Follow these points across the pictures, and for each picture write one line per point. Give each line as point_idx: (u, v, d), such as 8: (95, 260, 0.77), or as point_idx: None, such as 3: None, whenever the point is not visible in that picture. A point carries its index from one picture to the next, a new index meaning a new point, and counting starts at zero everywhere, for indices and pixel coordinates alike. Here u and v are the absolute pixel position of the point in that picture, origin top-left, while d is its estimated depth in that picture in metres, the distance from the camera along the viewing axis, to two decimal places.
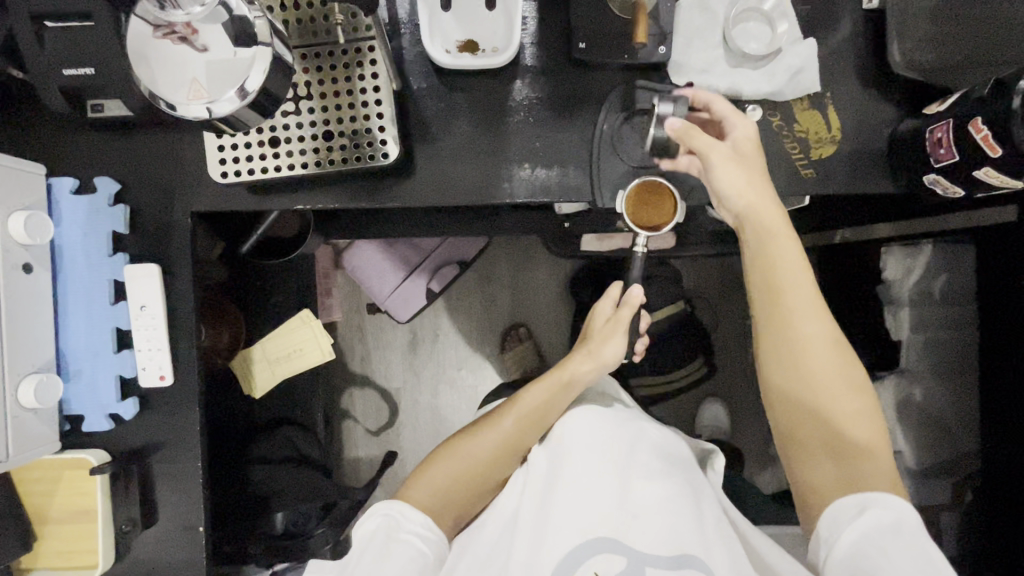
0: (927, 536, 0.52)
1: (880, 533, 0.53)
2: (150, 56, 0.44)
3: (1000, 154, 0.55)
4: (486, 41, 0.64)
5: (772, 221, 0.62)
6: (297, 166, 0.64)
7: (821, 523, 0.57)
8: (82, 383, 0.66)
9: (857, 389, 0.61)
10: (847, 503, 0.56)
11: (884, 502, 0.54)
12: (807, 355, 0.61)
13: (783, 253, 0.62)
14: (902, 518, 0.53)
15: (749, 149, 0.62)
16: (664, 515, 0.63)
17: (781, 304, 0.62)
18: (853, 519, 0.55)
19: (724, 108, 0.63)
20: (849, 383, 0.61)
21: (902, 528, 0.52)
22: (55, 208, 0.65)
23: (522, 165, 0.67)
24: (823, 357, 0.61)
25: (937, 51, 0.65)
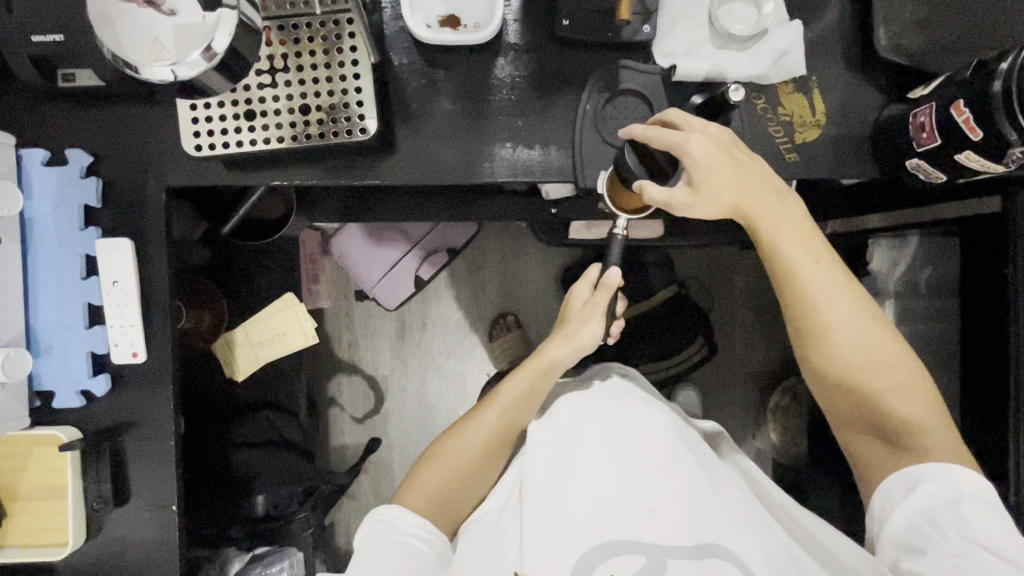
0: (986, 505, 0.55)
1: (934, 508, 0.56)
2: (112, 14, 0.43)
3: (980, 136, 0.54)
4: (468, 16, 0.63)
5: (773, 214, 0.60)
6: (273, 140, 0.63)
7: (876, 499, 0.61)
8: (53, 359, 0.65)
9: (906, 364, 0.60)
10: (899, 480, 0.59)
11: (937, 477, 0.57)
12: (833, 340, 0.60)
13: (790, 246, 0.60)
14: (957, 491, 0.55)
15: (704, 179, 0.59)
16: (679, 501, 0.62)
17: (798, 302, 0.60)
18: (907, 495, 0.58)
19: (667, 138, 0.58)
20: (897, 362, 0.60)
21: (958, 505, 0.55)
22: (25, 180, 0.63)
23: (504, 144, 0.67)
24: (866, 344, 0.60)
25: (923, 36, 0.64)
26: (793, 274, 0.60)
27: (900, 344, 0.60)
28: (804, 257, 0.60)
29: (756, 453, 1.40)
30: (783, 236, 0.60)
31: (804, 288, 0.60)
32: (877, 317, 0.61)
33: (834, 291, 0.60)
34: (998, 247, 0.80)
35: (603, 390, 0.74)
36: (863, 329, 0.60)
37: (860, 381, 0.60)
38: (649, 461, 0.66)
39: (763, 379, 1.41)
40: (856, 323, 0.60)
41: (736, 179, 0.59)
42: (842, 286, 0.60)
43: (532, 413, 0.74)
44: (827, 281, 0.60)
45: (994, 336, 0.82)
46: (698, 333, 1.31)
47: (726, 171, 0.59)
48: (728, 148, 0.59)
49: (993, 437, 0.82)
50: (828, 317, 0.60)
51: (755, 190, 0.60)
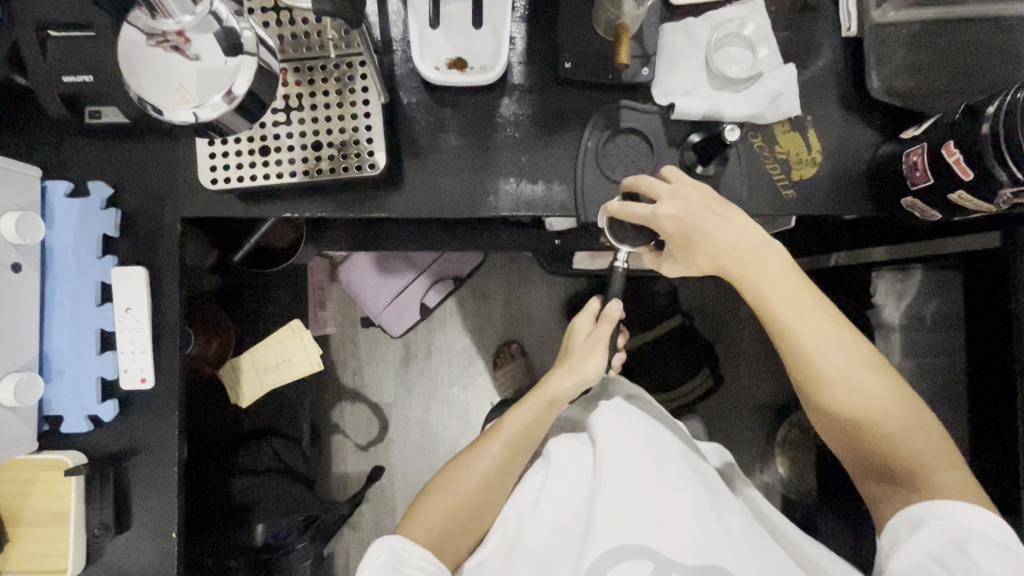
0: (1001, 551, 0.52)
1: (941, 549, 0.53)
2: (138, 61, 0.45)
3: (971, 176, 0.55)
4: (475, 58, 0.65)
5: (759, 263, 0.59)
6: (285, 175, 0.65)
7: (885, 539, 0.59)
8: (64, 385, 0.66)
9: (906, 407, 0.58)
10: (907, 519, 0.57)
11: (942, 516, 0.55)
12: (838, 392, 0.58)
13: (780, 287, 0.59)
14: (966, 533, 0.53)
15: (683, 245, 0.60)
16: (688, 516, 0.66)
17: (799, 352, 0.58)
18: (912, 535, 0.56)
19: (644, 211, 0.60)
20: (895, 409, 0.58)
21: (964, 543, 0.52)
22: (48, 210, 0.66)
23: (508, 179, 0.69)
24: (861, 394, 0.58)
25: (914, 79, 0.66)
26: (785, 327, 0.58)
27: (899, 387, 0.58)
28: (798, 298, 0.59)
29: (764, 488, 1.38)
30: (772, 276, 0.59)
31: (798, 342, 0.58)
32: (873, 360, 0.58)
33: (830, 342, 0.58)
34: (999, 282, 0.80)
35: (612, 406, 0.77)
36: (857, 380, 0.57)
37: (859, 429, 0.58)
38: (657, 473, 0.69)
39: (769, 412, 1.40)
40: (850, 375, 0.58)
41: (711, 240, 0.59)
42: (835, 335, 0.58)
43: (533, 447, 0.74)
44: (819, 330, 0.58)
45: (999, 371, 0.81)
46: (703, 366, 1.31)
47: (706, 229, 0.59)
48: (712, 203, 0.60)
49: (1004, 476, 0.80)
50: (825, 368, 0.58)
51: (737, 248, 0.59)
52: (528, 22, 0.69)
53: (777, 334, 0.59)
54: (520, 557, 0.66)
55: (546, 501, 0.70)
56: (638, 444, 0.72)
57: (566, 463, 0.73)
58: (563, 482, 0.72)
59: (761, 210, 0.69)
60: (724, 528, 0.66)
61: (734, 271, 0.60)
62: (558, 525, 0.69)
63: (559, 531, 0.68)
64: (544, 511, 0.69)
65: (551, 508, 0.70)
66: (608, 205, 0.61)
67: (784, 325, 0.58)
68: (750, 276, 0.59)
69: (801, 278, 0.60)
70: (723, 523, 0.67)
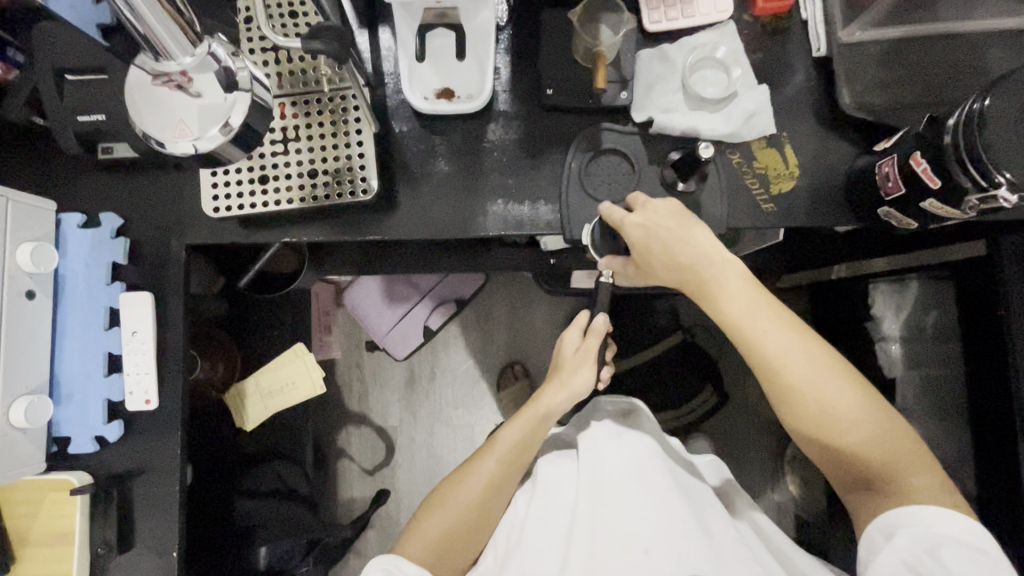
0: (971, 553, 0.53)
1: (916, 557, 0.54)
2: (143, 100, 0.49)
3: (939, 184, 0.56)
4: (462, 88, 0.69)
5: (725, 284, 0.62)
6: (283, 201, 0.69)
7: (861, 548, 0.59)
8: (72, 407, 0.68)
9: (874, 411, 0.58)
10: (881, 527, 0.57)
11: (915, 523, 0.55)
12: (807, 401, 0.59)
13: (743, 304, 0.61)
14: (938, 540, 0.54)
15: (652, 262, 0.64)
16: (675, 540, 0.67)
17: (765, 362, 0.60)
18: (887, 543, 0.56)
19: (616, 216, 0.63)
20: (863, 414, 0.58)
21: (937, 550, 0.53)
22: (61, 241, 0.69)
23: (495, 200, 0.72)
24: (828, 400, 0.58)
25: (885, 95, 0.69)
26: (748, 339, 0.60)
27: (867, 397, 0.58)
28: (763, 314, 0.60)
29: (776, 508, 1.35)
30: (735, 295, 0.61)
31: (763, 352, 0.60)
32: (838, 367, 0.59)
33: (794, 351, 0.59)
34: (987, 289, 0.81)
35: (603, 428, 0.79)
36: (823, 387, 0.58)
37: (830, 436, 0.59)
38: (645, 496, 0.70)
39: (777, 430, 1.38)
40: (817, 383, 0.58)
41: (670, 259, 0.62)
42: (800, 344, 0.60)
43: (528, 460, 0.74)
44: (785, 342, 0.60)
45: (996, 380, 0.81)
46: (707, 383, 1.30)
47: (670, 243, 0.62)
48: (680, 216, 0.63)
49: (1009, 488, 0.79)
50: (792, 377, 0.59)
51: (692, 265, 0.62)
52: (512, 53, 0.73)
53: (743, 345, 0.61)
54: (511, 570, 0.67)
55: (534, 519, 0.71)
56: (626, 467, 0.74)
57: (556, 484, 0.75)
58: (552, 497, 0.74)
59: (742, 223, 0.71)
60: (714, 542, 0.68)
61: (695, 288, 0.63)
62: (546, 541, 0.70)
63: (547, 547, 0.70)
64: (535, 533, 0.70)
65: (540, 522, 0.72)
66: (603, 205, 0.64)
67: (747, 335, 0.61)
68: (712, 291, 0.62)
69: (764, 293, 0.62)
70: (712, 536, 0.69)
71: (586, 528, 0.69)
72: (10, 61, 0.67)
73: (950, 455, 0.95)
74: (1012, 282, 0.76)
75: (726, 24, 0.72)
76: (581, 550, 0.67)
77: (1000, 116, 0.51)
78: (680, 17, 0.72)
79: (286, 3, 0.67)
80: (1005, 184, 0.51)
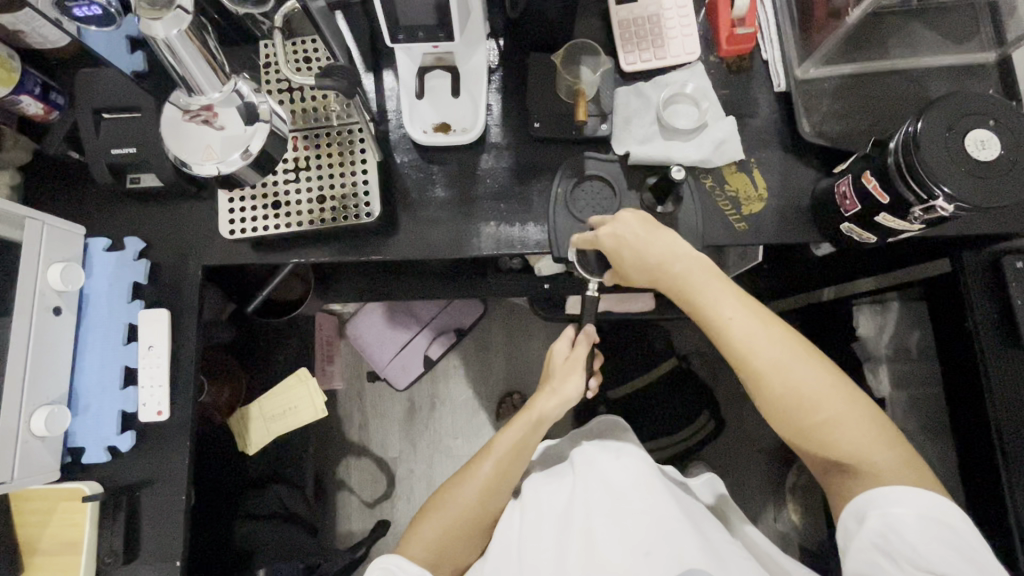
0: (936, 525, 0.55)
1: (887, 538, 0.56)
2: (177, 130, 0.57)
3: (887, 199, 0.63)
4: (457, 122, 0.76)
5: (698, 281, 0.66)
6: (293, 224, 0.75)
7: (839, 533, 0.61)
8: (88, 418, 0.72)
9: (839, 393, 0.62)
10: (852, 514, 0.60)
11: (883, 506, 0.58)
12: (775, 385, 0.63)
13: (712, 296, 0.66)
14: (904, 519, 0.56)
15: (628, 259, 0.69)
16: (672, 541, 0.66)
17: (734, 348, 0.64)
18: (859, 529, 0.59)
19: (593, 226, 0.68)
20: (827, 395, 0.62)
21: (904, 531, 0.56)
22: (88, 263, 0.75)
23: (489, 222, 0.78)
24: (794, 382, 0.62)
25: (841, 124, 0.76)
26: (719, 327, 0.65)
27: (832, 380, 0.62)
28: (730, 304, 0.65)
29: (778, 538, 1.33)
30: (704, 287, 0.66)
31: (731, 339, 0.65)
32: (803, 352, 0.64)
33: (762, 338, 0.64)
34: (954, 304, 0.85)
35: (601, 448, 0.81)
36: (790, 371, 0.62)
37: (799, 416, 0.62)
38: (641, 501, 0.72)
39: (775, 457, 1.39)
40: (784, 367, 0.63)
41: (642, 256, 0.68)
42: (768, 333, 0.64)
43: (523, 465, 0.77)
44: (751, 328, 0.64)
45: (970, 392, 0.84)
46: (702, 409, 1.29)
47: (641, 243, 0.67)
48: (648, 223, 0.68)
49: (992, 499, 0.81)
50: (757, 361, 0.63)
51: (662, 262, 0.67)
52: (503, 91, 0.81)
53: (715, 333, 0.66)
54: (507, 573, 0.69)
55: (529, 528, 0.73)
56: (623, 476, 0.76)
57: (551, 494, 0.77)
58: (545, 506, 0.76)
59: (716, 242, 0.76)
60: (712, 546, 0.68)
61: (669, 283, 0.68)
62: (542, 547, 0.71)
63: (544, 553, 0.70)
64: (531, 540, 0.71)
65: (535, 529, 0.73)
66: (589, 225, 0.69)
67: (716, 325, 0.65)
68: (684, 286, 0.67)
69: (732, 286, 0.66)
70: (707, 539, 0.69)
71: (581, 532, 0.69)
72: (52, 103, 0.76)
73: (938, 471, 0.97)
74: (974, 294, 0.80)
75: (694, 65, 0.80)
76: (577, 551, 0.68)
77: (930, 138, 0.57)
78: (653, 59, 0.80)
79: (302, 49, 0.75)
80: (943, 197, 0.57)
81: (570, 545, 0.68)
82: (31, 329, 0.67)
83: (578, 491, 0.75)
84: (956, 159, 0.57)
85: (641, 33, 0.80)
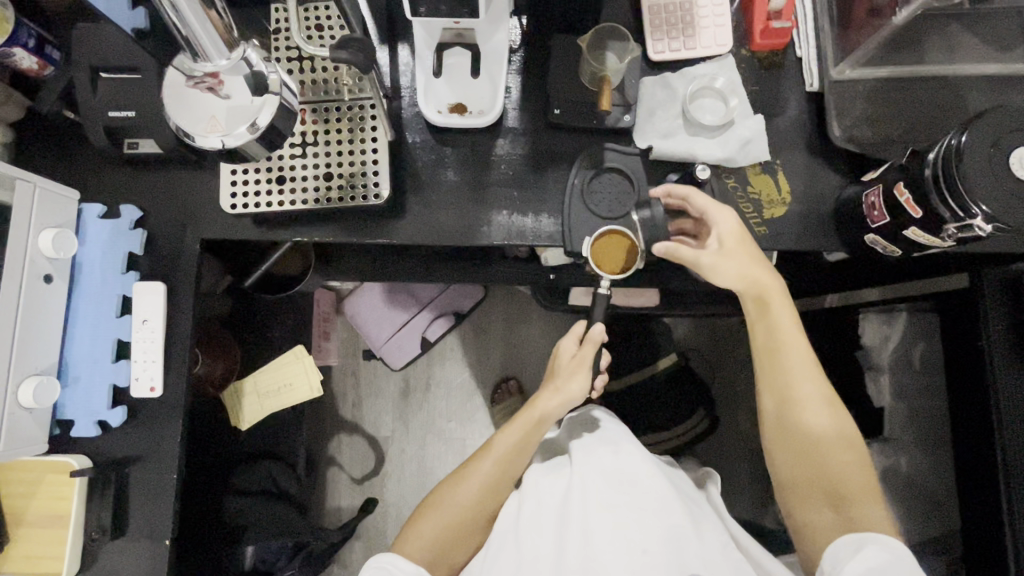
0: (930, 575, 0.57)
1: (883, 562, 0.57)
2: (180, 98, 0.53)
3: (920, 214, 0.60)
4: (473, 104, 0.73)
5: (778, 301, 0.71)
6: (298, 202, 0.72)
7: (828, 561, 0.62)
8: (78, 390, 0.70)
9: (851, 447, 0.67)
10: (849, 542, 0.61)
11: (883, 542, 0.60)
12: (798, 415, 0.68)
13: (784, 317, 0.71)
14: (902, 554, 0.58)
15: (731, 243, 0.70)
16: (669, 543, 0.66)
17: (785, 371, 0.70)
18: (856, 552, 0.59)
19: (700, 204, 0.71)
20: (841, 443, 0.67)
21: (902, 562, 0.57)
22: (81, 230, 0.72)
23: (500, 212, 0.75)
24: (821, 421, 0.68)
25: (871, 129, 0.73)
26: (782, 345, 0.70)
27: (851, 436, 0.68)
28: (796, 332, 0.70)
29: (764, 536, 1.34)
30: (780, 307, 0.71)
31: (789, 358, 0.70)
32: (838, 404, 0.69)
33: (811, 372, 0.70)
34: (965, 322, 0.83)
35: (598, 438, 0.81)
36: (822, 406, 0.68)
37: (801, 431, 0.68)
38: (642, 500, 0.71)
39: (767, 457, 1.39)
40: (818, 402, 0.68)
41: (747, 264, 0.70)
42: (818, 372, 0.70)
43: (524, 462, 0.77)
44: (806, 359, 0.70)
45: (972, 410, 0.83)
46: (700, 406, 1.27)
47: (751, 258, 0.70)
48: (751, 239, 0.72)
49: (985, 518, 0.81)
50: (800, 387, 0.69)
51: (763, 278, 0.71)
52: (523, 73, 0.77)
53: (771, 349, 0.71)
54: (503, 562, 0.69)
55: (526, 522, 0.72)
56: (625, 470, 0.75)
57: (546, 488, 0.76)
58: (544, 498, 0.75)
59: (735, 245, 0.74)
60: (707, 546, 0.68)
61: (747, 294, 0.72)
62: (539, 541, 0.70)
63: (542, 545, 0.69)
64: (529, 531, 0.71)
65: (534, 521, 0.72)
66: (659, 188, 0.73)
67: (778, 343, 0.70)
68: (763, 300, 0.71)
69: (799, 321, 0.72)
70: (703, 538, 0.69)
71: (579, 523, 0.69)
72: (47, 57, 0.72)
73: (937, 485, 0.97)
74: (990, 312, 0.79)
75: (725, 57, 0.76)
76: (573, 545, 0.67)
77: (974, 153, 0.55)
78: (682, 49, 0.76)
79: (314, 16, 0.71)
80: (981, 215, 0.55)
81: (568, 536, 0.68)
82: (20, 297, 0.64)
83: (577, 480, 0.74)
84: (1001, 179, 0.54)
85: (671, 20, 0.77)
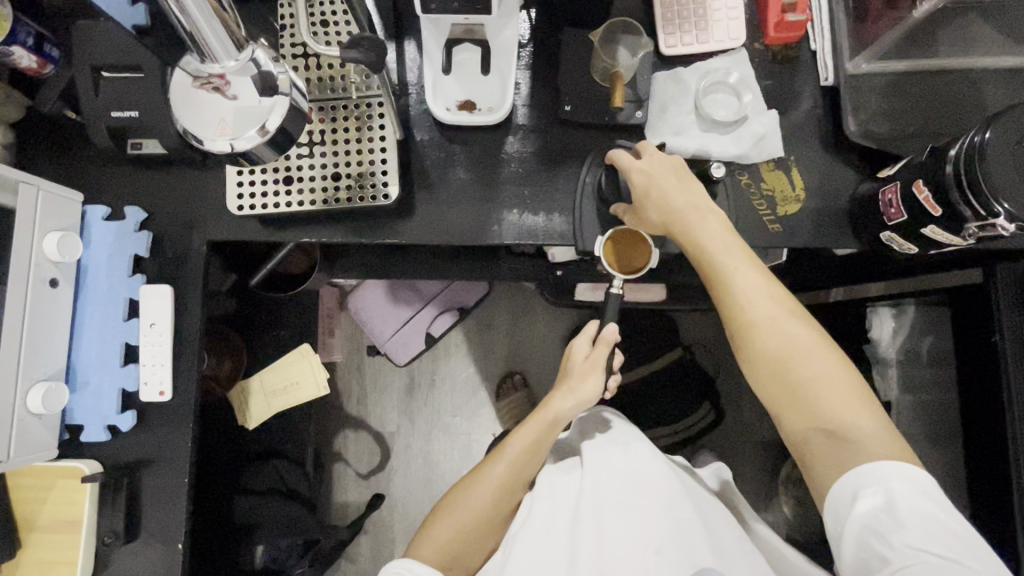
0: (923, 496, 0.54)
1: (876, 518, 0.54)
2: (187, 100, 0.52)
3: (940, 212, 0.59)
4: (483, 101, 0.72)
5: (701, 225, 0.65)
6: (305, 202, 0.71)
7: (827, 514, 0.58)
8: (87, 394, 0.69)
9: (829, 355, 0.61)
10: (841, 492, 0.57)
11: (873, 478, 0.55)
12: (763, 340, 0.62)
13: (715, 242, 0.65)
14: (893, 494, 0.54)
15: (652, 181, 0.65)
16: (682, 542, 0.66)
17: (735, 301, 0.64)
18: (850, 508, 0.56)
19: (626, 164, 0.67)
20: (817, 355, 0.61)
21: (895, 507, 0.53)
22: (86, 232, 0.71)
23: (511, 210, 0.74)
24: (788, 338, 0.62)
25: (887, 124, 0.72)
26: (722, 278, 0.64)
27: (824, 344, 0.62)
28: (732, 254, 0.65)
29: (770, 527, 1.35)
30: (707, 232, 0.65)
31: (735, 290, 0.64)
32: (802, 314, 0.63)
33: (759, 292, 0.64)
34: (978, 318, 0.83)
35: (607, 437, 0.80)
36: (783, 325, 0.62)
37: (765, 355, 0.62)
38: (653, 501, 0.71)
39: (772, 449, 1.39)
40: (776, 321, 0.63)
41: (665, 202, 0.66)
42: (769, 290, 0.64)
43: (537, 463, 0.77)
44: (754, 281, 0.64)
45: (984, 405, 0.83)
46: (704, 400, 1.28)
47: (668, 191, 0.65)
48: (681, 172, 0.67)
49: (997, 513, 0.81)
50: (753, 312, 0.63)
51: (682, 210, 0.65)
52: (531, 67, 0.76)
53: (714, 280, 0.65)
54: None
55: (539, 527, 0.72)
56: (637, 470, 0.75)
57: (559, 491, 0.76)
58: (557, 500, 0.75)
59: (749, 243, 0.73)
60: (722, 544, 0.68)
61: (675, 227, 0.67)
62: (552, 544, 0.70)
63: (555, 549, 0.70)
64: (542, 536, 0.71)
65: (548, 525, 0.72)
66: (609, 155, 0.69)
67: (720, 274, 0.64)
68: (690, 232, 0.66)
69: (740, 244, 0.66)
70: (717, 536, 0.69)
71: (591, 526, 0.69)
72: (46, 55, 0.70)
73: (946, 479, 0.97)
74: (1003, 308, 0.78)
75: (739, 51, 0.75)
76: (586, 550, 0.67)
77: (998, 150, 0.54)
78: (695, 42, 0.75)
79: (320, 11, 0.70)
80: (1004, 214, 0.54)
81: (580, 540, 0.68)
82: (27, 302, 0.64)
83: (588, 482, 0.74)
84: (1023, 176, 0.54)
85: (683, 13, 0.75)
